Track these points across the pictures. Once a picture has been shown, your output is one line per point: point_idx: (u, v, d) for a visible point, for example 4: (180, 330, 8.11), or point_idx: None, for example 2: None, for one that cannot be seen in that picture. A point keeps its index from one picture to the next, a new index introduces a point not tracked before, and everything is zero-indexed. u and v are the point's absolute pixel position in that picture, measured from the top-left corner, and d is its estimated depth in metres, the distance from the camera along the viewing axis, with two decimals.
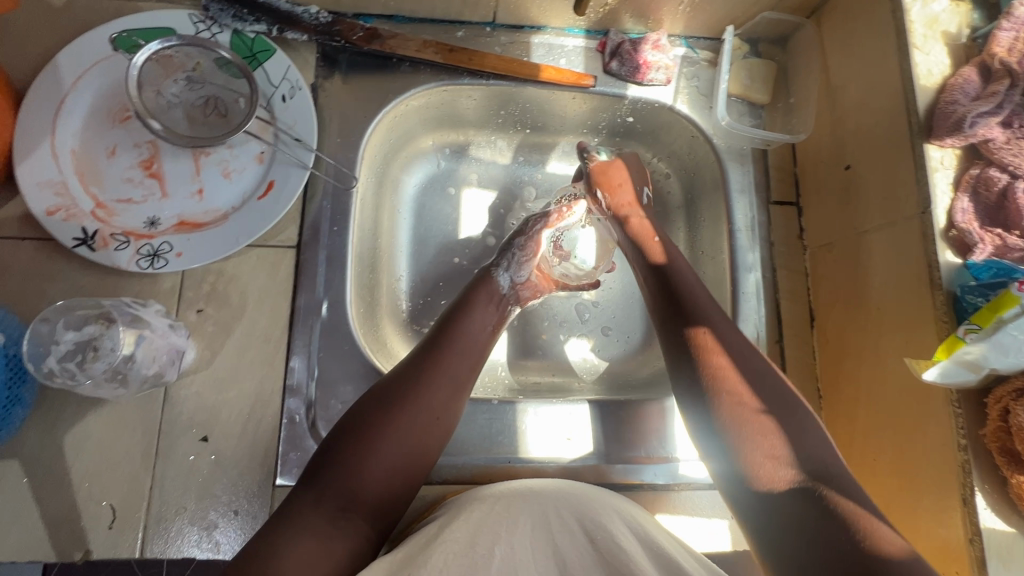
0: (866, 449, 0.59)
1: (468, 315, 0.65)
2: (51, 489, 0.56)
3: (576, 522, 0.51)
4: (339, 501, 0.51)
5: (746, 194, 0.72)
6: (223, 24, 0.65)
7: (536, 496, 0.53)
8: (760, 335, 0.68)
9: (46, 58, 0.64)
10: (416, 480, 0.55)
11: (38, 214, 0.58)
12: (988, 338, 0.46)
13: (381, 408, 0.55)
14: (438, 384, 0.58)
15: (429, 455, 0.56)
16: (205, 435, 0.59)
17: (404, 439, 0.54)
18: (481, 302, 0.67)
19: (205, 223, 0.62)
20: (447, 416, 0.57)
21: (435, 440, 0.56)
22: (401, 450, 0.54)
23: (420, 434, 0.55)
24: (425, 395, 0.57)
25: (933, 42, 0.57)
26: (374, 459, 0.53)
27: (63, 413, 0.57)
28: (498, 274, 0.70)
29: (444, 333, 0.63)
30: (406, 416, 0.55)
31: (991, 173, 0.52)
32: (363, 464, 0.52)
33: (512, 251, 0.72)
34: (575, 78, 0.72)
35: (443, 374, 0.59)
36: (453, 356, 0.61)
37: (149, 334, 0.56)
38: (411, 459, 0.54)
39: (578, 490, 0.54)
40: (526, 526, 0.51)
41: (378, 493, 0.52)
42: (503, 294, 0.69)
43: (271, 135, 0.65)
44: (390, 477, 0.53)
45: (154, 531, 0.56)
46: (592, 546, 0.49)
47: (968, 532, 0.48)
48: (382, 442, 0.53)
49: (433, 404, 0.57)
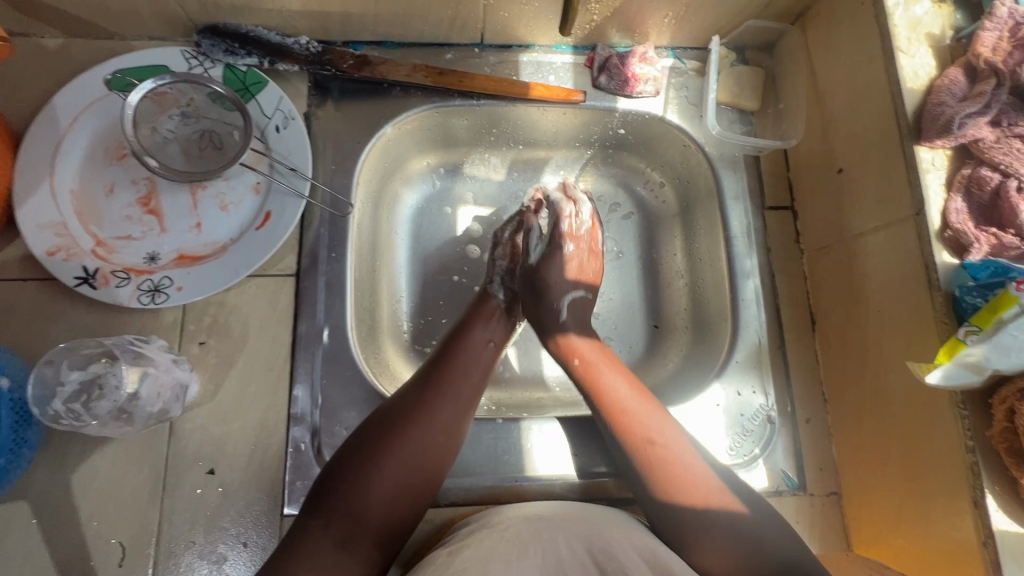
0: (873, 452, 0.59)
1: (469, 334, 0.65)
2: (61, 529, 0.56)
3: (586, 550, 0.51)
4: (345, 527, 0.51)
5: (740, 200, 0.72)
6: (216, 59, 0.66)
7: (547, 524, 0.54)
8: (762, 341, 0.68)
9: (42, 100, 0.65)
10: (422, 501, 0.55)
11: (39, 254, 0.59)
12: (989, 340, 0.45)
13: (382, 432, 0.55)
14: (441, 404, 0.58)
15: (434, 476, 0.56)
16: (212, 467, 0.59)
17: (407, 462, 0.54)
18: (482, 321, 0.67)
19: (204, 256, 0.63)
20: (451, 438, 0.57)
21: (441, 461, 0.56)
22: (403, 473, 0.54)
23: (423, 455, 0.55)
24: (430, 417, 0.57)
25: (918, 44, 0.57)
26: (376, 484, 0.53)
27: (70, 452, 0.57)
28: (496, 292, 0.70)
29: (446, 353, 0.63)
30: (408, 439, 0.55)
31: (983, 172, 0.52)
32: (366, 489, 0.52)
33: (508, 267, 0.72)
34: (565, 94, 0.73)
35: (446, 395, 0.59)
36: (456, 377, 0.61)
37: (154, 370, 0.57)
38: (415, 482, 0.54)
39: (590, 521, 0.54)
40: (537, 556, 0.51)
41: (383, 518, 0.52)
42: (503, 311, 0.69)
43: (267, 165, 0.65)
44: (394, 501, 0.53)
45: (164, 567, 0.56)
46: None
47: (981, 534, 0.48)
48: (384, 466, 0.53)
49: (436, 427, 0.57)
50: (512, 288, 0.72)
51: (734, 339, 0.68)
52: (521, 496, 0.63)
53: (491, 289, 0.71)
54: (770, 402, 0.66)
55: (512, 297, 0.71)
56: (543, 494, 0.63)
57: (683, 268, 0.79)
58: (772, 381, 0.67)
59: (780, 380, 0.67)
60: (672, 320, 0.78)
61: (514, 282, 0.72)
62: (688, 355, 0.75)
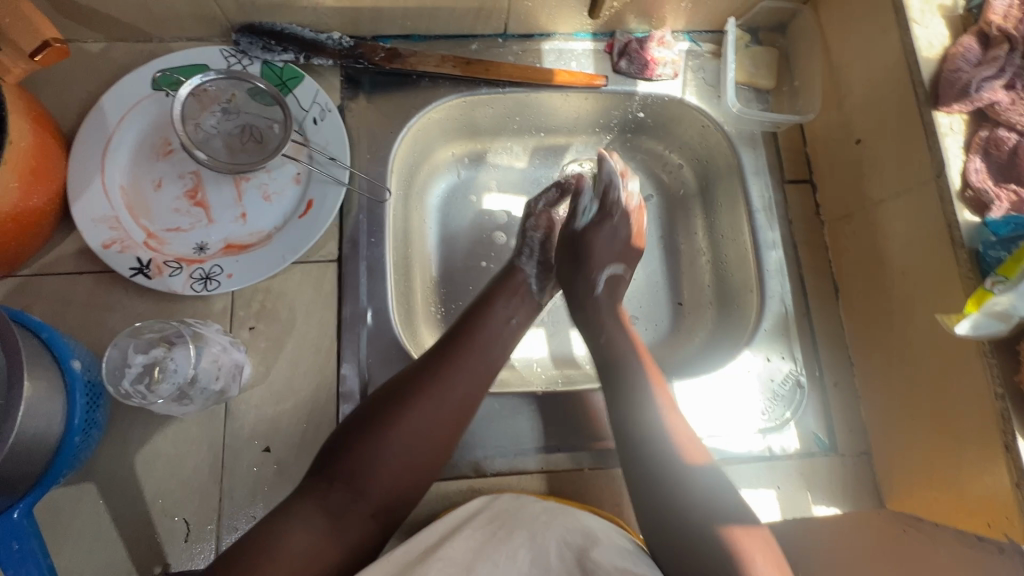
0: (902, 409, 0.62)
1: (492, 309, 0.67)
2: (128, 508, 0.58)
3: (576, 562, 0.51)
4: (347, 491, 0.54)
5: (760, 175, 0.74)
6: (253, 57, 0.69)
7: (535, 526, 0.54)
8: (787, 310, 0.70)
9: (89, 101, 0.67)
10: (430, 470, 0.58)
11: (95, 247, 0.62)
12: (1016, 288, 0.47)
13: (398, 401, 0.58)
14: (452, 380, 0.60)
15: (445, 446, 0.58)
16: (267, 445, 0.61)
17: (417, 430, 0.57)
18: (506, 297, 0.69)
19: (251, 244, 0.65)
20: (462, 415, 0.59)
21: (453, 432, 0.59)
22: (413, 442, 0.56)
23: (433, 425, 0.58)
24: (445, 393, 0.59)
25: (931, 15, 0.60)
26: (385, 449, 0.55)
27: (132, 434, 0.60)
28: (525, 266, 0.72)
29: (462, 329, 0.65)
30: (422, 409, 0.57)
31: (1000, 133, 0.54)
32: (377, 455, 0.55)
33: (540, 242, 0.74)
34: (587, 79, 0.75)
35: (461, 372, 0.61)
36: (472, 352, 0.62)
37: (212, 350, 0.59)
38: (422, 453, 0.57)
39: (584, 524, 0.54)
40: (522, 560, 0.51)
41: (387, 483, 0.55)
42: (529, 289, 0.71)
43: (306, 156, 0.68)
44: (400, 469, 0.56)
45: (227, 542, 0.59)
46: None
47: (1014, 477, 0.50)
48: (393, 433, 0.56)
49: (450, 403, 0.59)
50: (543, 263, 0.74)
51: (760, 309, 0.70)
52: (562, 465, 0.65)
53: (520, 263, 0.72)
54: (799, 367, 0.69)
55: (540, 273, 0.73)
56: (584, 464, 0.65)
57: (704, 245, 0.81)
58: (800, 347, 0.69)
59: (807, 346, 0.69)
60: (696, 296, 0.80)
61: (544, 258, 0.74)
62: (714, 328, 0.77)
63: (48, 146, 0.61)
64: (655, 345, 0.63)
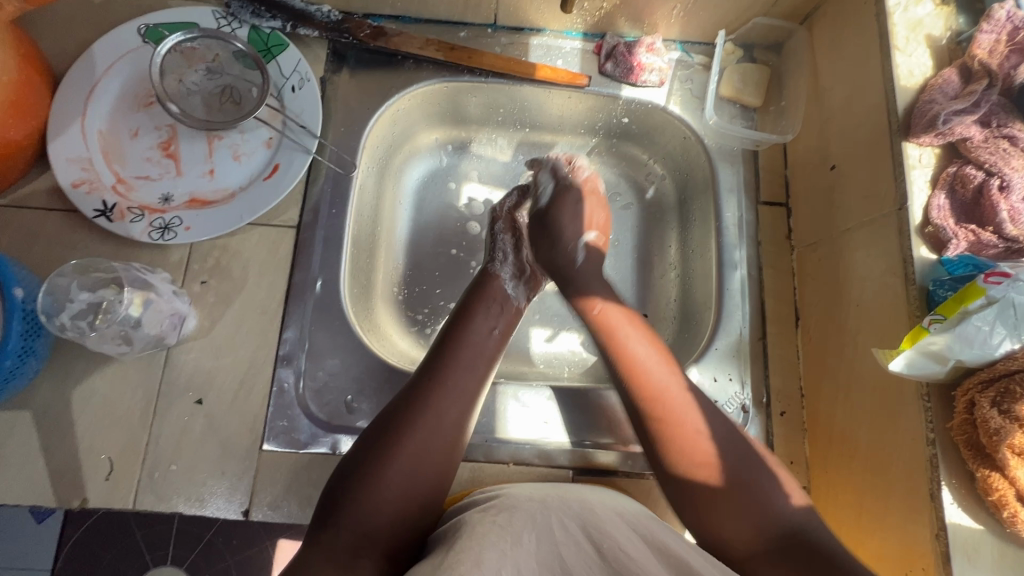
0: (840, 446, 0.59)
1: (471, 322, 0.64)
2: (57, 440, 0.60)
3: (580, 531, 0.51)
4: (353, 541, 0.50)
5: (734, 193, 0.73)
6: (242, 20, 0.70)
7: (540, 509, 0.53)
8: (743, 332, 0.68)
9: (81, 47, 0.70)
10: (434, 502, 0.54)
11: (65, 185, 0.64)
12: (952, 329, 0.46)
13: (387, 435, 0.54)
14: (441, 403, 0.56)
15: (444, 477, 0.55)
16: (200, 398, 0.62)
17: (413, 466, 0.53)
18: (485, 307, 0.65)
19: (214, 201, 0.67)
20: (456, 438, 0.56)
21: (450, 460, 0.55)
22: (411, 479, 0.53)
23: (430, 459, 0.54)
24: (434, 419, 0.55)
25: (916, 44, 0.58)
26: (384, 490, 0.52)
27: (72, 370, 0.61)
28: (500, 271, 0.70)
29: (445, 347, 0.61)
30: (413, 442, 0.54)
31: (968, 171, 0.52)
32: (377, 497, 0.51)
33: (504, 245, 0.72)
34: (569, 77, 0.75)
35: (449, 394, 0.57)
36: (459, 373, 0.59)
37: (156, 297, 0.60)
38: (422, 488, 0.53)
39: (579, 503, 0.54)
40: (529, 539, 0.50)
41: (395, 526, 0.52)
42: (506, 296, 0.68)
43: (280, 122, 0.69)
44: (405, 509, 0.52)
45: (147, 486, 0.60)
46: (599, 555, 0.48)
47: (934, 527, 0.47)
48: (392, 474, 0.52)
49: (442, 429, 0.55)
50: (516, 264, 0.71)
51: (716, 328, 0.69)
52: (489, 457, 0.64)
53: (493, 268, 0.69)
54: (746, 392, 0.67)
55: (516, 275, 0.71)
56: (511, 458, 0.64)
57: (675, 259, 0.80)
58: (750, 371, 0.67)
59: (758, 371, 0.67)
60: (660, 309, 0.79)
61: (517, 260, 0.72)
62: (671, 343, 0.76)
63: (33, 83, 0.63)
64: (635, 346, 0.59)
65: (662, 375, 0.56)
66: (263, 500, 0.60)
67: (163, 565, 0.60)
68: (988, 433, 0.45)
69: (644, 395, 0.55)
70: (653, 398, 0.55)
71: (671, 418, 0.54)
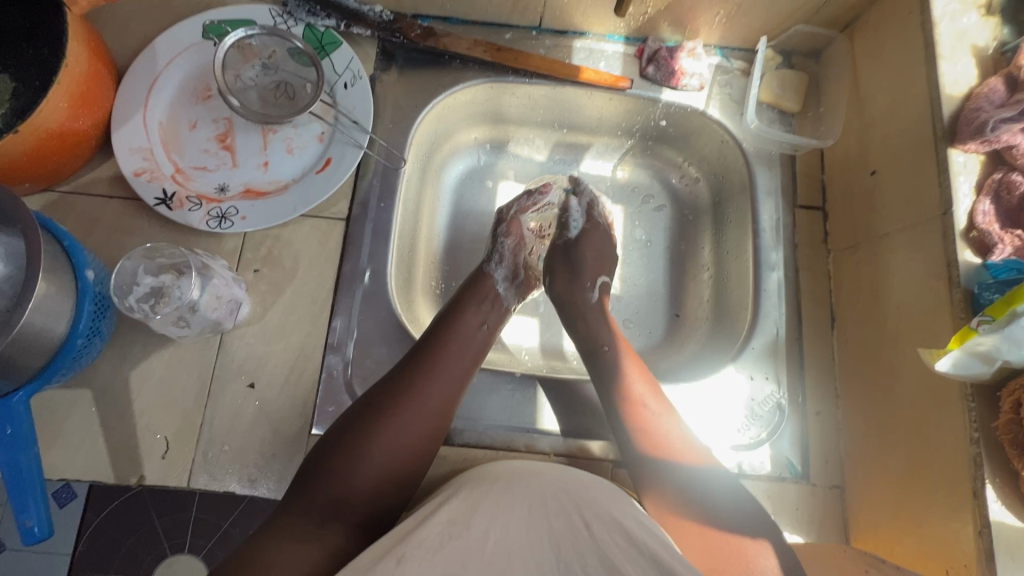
0: (879, 446, 0.60)
1: (463, 316, 0.67)
2: (116, 418, 0.62)
3: (569, 506, 0.54)
4: (328, 505, 0.54)
5: (772, 197, 0.74)
6: (298, 19, 0.72)
7: (535, 479, 0.57)
8: (779, 332, 0.70)
9: (144, 42, 0.72)
10: (409, 480, 0.58)
11: (127, 174, 0.66)
12: (1002, 330, 0.47)
13: (372, 415, 0.58)
14: (429, 389, 0.60)
15: (420, 457, 0.59)
16: (252, 382, 0.64)
17: (393, 445, 0.57)
18: (476, 304, 0.68)
19: (268, 192, 0.69)
20: (438, 422, 0.60)
21: (428, 443, 0.59)
22: (388, 456, 0.57)
23: (409, 440, 0.58)
24: (420, 402, 0.59)
25: (961, 53, 0.59)
26: (362, 464, 0.56)
27: (131, 351, 0.64)
28: (493, 271, 0.72)
29: (435, 338, 0.64)
30: (395, 423, 0.58)
31: (1014, 177, 0.53)
32: (355, 469, 0.55)
33: (509, 247, 0.74)
34: (612, 79, 0.77)
35: (437, 381, 0.61)
36: (446, 363, 0.62)
37: (216, 281, 0.62)
38: (401, 464, 0.57)
39: (569, 476, 0.58)
40: (523, 508, 0.54)
41: (367, 498, 0.56)
42: (498, 294, 0.71)
43: (333, 117, 0.71)
44: (380, 482, 0.56)
45: (200, 466, 0.62)
46: (588, 534, 0.51)
47: (978, 524, 0.49)
48: (371, 449, 0.56)
49: (426, 413, 0.59)
50: (510, 267, 0.73)
51: (752, 328, 0.70)
52: (531, 447, 0.66)
53: (488, 268, 0.72)
54: (782, 391, 0.68)
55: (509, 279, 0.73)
56: (551, 448, 0.66)
57: (708, 261, 0.82)
58: (786, 371, 0.68)
59: (794, 371, 0.68)
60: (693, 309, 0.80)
61: (512, 263, 0.73)
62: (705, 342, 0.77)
63: (101, 74, 0.66)
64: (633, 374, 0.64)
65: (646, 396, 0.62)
66: None
67: (181, 552, 0.65)
68: None
69: (635, 413, 0.61)
70: (635, 403, 0.62)
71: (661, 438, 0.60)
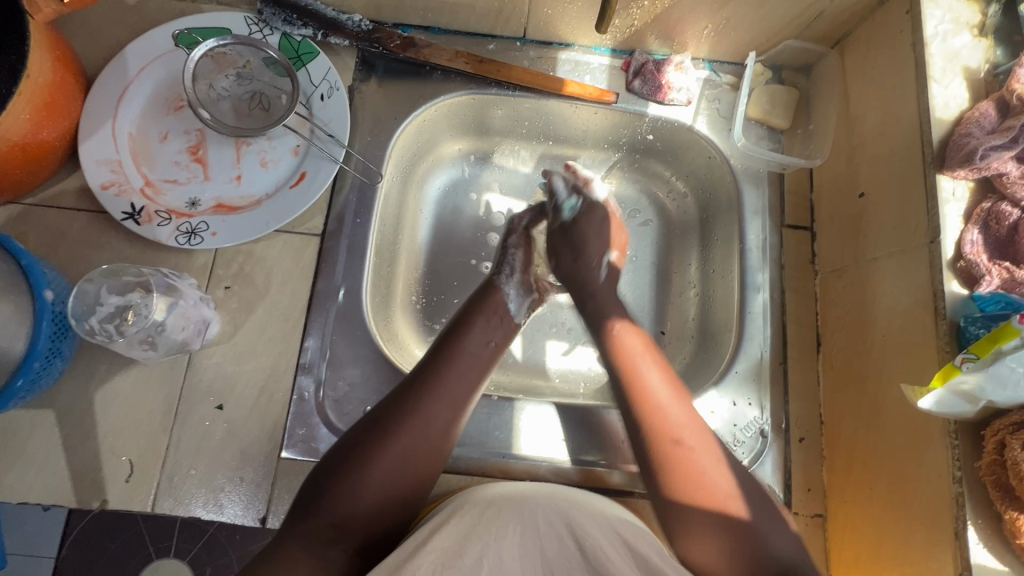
0: (861, 478, 0.59)
1: (469, 332, 0.62)
2: (79, 441, 0.60)
3: (565, 528, 0.52)
4: (329, 532, 0.50)
5: (759, 216, 0.72)
6: (274, 28, 0.71)
7: (528, 503, 0.54)
8: (764, 356, 0.68)
9: (115, 50, 0.70)
10: (410, 506, 0.54)
11: (94, 187, 0.64)
12: (985, 369, 0.46)
13: (373, 439, 0.54)
14: (434, 410, 0.56)
15: (423, 481, 0.55)
16: (221, 404, 0.63)
17: (395, 472, 0.53)
18: (485, 318, 0.64)
19: (240, 207, 0.67)
20: (443, 445, 0.56)
21: (432, 469, 0.55)
22: (393, 481, 0.53)
23: (412, 467, 0.54)
24: (423, 426, 0.55)
25: (953, 75, 0.58)
26: (363, 488, 0.52)
27: (96, 370, 0.62)
28: (505, 285, 0.67)
29: (441, 356, 0.60)
30: (398, 446, 0.54)
31: (1003, 207, 0.52)
32: (356, 495, 0.51)
33: (511, 257, 0.69)
34: (597, 93, 0.75)
35: (441, 401, 0.57)
36: (451, 381, 0.58)
37: (182, 302, 0.61)
38: (403, 490, 0.53)
39: (564, 495, 0.55)
40: (515, 534, 0.52)
41: (368, 526, 0.52)
42: (509, 310, 0.66)
43: (308, 130, 0.69)
44: (382, 509, 0.52)
45: (165, 491, 0.60)
46: (581, 555, 0.51)
47: (958, 567, 0.47)
48: (374, 475, 0.52)
49: (430, 436, 0.55)
50: (523, 281, 0.69)
51: (736, 351, 0.68)
52: (505, 472, 0.64)
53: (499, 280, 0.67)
54: (765, 417, 0.66)
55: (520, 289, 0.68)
56: (527, 474, 0.64)
57: (695, 279, 0.79)
58: (770, 395, 0.67)
59: (778, 397, 0.67)
60: (678, 328, 0.78)
61: (523, 275, 0.69)
62: (690, 363, 0.75)
63: (66, 83, 0.63)
64: (649, 375, 0.59)
65: (672, 406, 0.57)
66: (281, 507, 0.60)
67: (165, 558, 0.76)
68: (1018, 475, 0.44)
69: (643, 404, 0.57)
70: (651, 414, 0.57)
71: (683, 442, 0.55)
